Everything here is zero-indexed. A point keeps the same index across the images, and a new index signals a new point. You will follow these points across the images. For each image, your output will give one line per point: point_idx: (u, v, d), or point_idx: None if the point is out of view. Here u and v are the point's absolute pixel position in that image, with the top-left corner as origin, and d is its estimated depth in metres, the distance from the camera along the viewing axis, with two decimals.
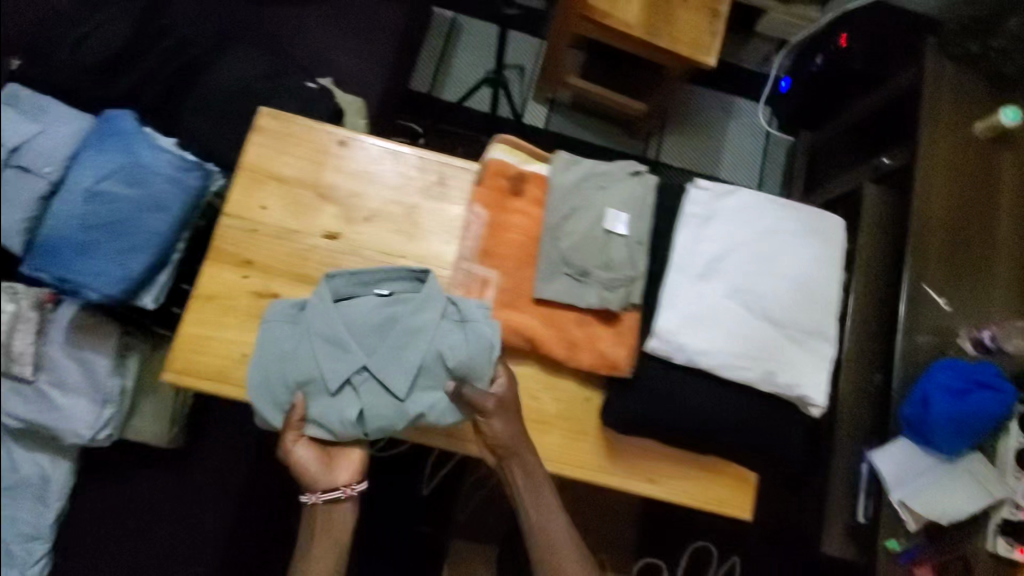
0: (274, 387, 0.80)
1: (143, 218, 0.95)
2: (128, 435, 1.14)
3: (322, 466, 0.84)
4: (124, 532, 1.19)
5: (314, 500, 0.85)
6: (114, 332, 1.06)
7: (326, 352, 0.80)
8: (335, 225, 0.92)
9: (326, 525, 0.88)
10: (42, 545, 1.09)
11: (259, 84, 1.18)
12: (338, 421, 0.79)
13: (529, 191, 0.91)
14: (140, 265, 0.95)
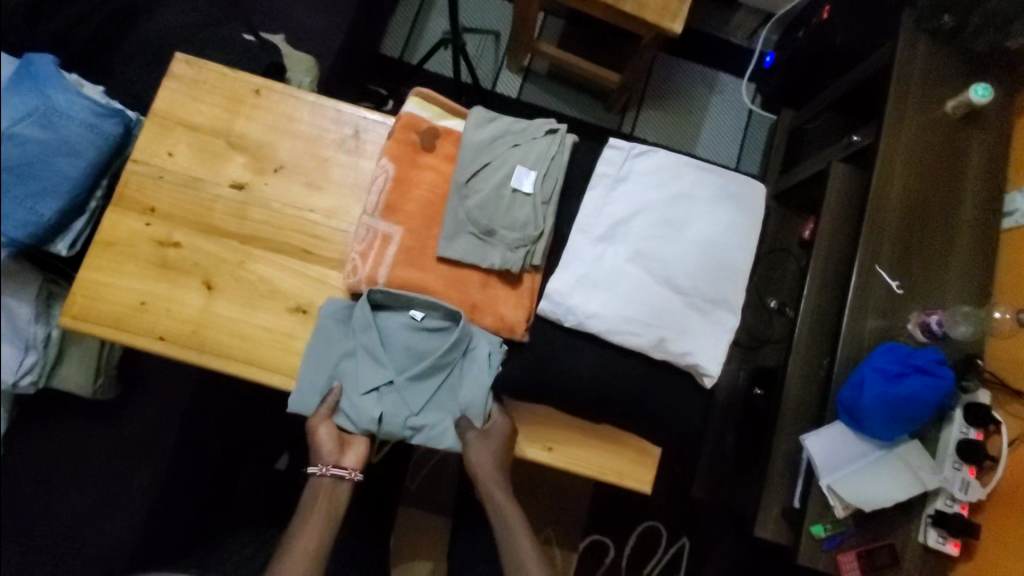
0: (317, 375, 0.82)
1: (55, 162, 0.94)
2: (54, 384, 1.14)
3: (335, 446, 0.82)
4: (57, 479, 1.21)
5: (323, 472, 0.81)
6: (36, 280, 1.04)
7: (369, 355, 0.82)
8: (243, 175, 0.90)
9: (322, 508, 0.82)
10: None
11: (193, 34, 1.14)
12: (357, 420, 0.81)
13: (441, 147, 0.88)
14: (51, 210, 0.94)
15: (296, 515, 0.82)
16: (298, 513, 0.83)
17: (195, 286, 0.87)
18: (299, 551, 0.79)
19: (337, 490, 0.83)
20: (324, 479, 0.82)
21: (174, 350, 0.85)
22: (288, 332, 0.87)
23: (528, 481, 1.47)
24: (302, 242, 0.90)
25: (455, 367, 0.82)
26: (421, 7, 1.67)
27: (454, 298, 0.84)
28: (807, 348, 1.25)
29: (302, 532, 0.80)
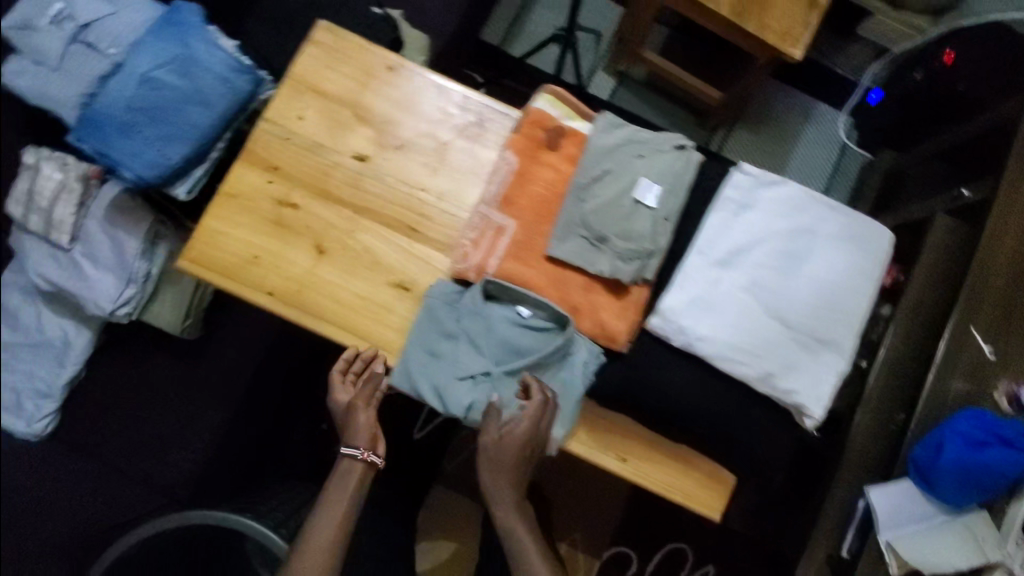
0: (421, 353, 0.84)
1: (186, 110, 0.97)
2: (146, 319, 1.19)
3: (369, 437, 0.90)
4: (131, 406, 1.27)
5: (361, 456, 0.89)
6: (145, 219, 1.10)
7: (470, 343, 0.84)
8: (365, 148, 0.91)
9: (350, 487, 0.89)
10: (50, 403, 1.23)
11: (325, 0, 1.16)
12: (449, 403, 0.82)
13: (565, 147, 0.88)
14: (179, 155, 0.97)
15: (325, 496, 0.88)
16: (326, 493, 0.88)
17: (306, 248, 0.89)
18: (324, 529, 0.85)
19: (366, 473, 0.91)
20: (359, 463, 0.90)
21: (277, 307, 0.88)
22: (387, 308, 0.89)
23: (560, 484, 1.49)
24: (409, 220, 0.90)
25: (550, 370, 0.84)
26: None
27: (555, 299, 0.84)
28: (881, 401, 1.21)
29: (329, 510, 0.86)
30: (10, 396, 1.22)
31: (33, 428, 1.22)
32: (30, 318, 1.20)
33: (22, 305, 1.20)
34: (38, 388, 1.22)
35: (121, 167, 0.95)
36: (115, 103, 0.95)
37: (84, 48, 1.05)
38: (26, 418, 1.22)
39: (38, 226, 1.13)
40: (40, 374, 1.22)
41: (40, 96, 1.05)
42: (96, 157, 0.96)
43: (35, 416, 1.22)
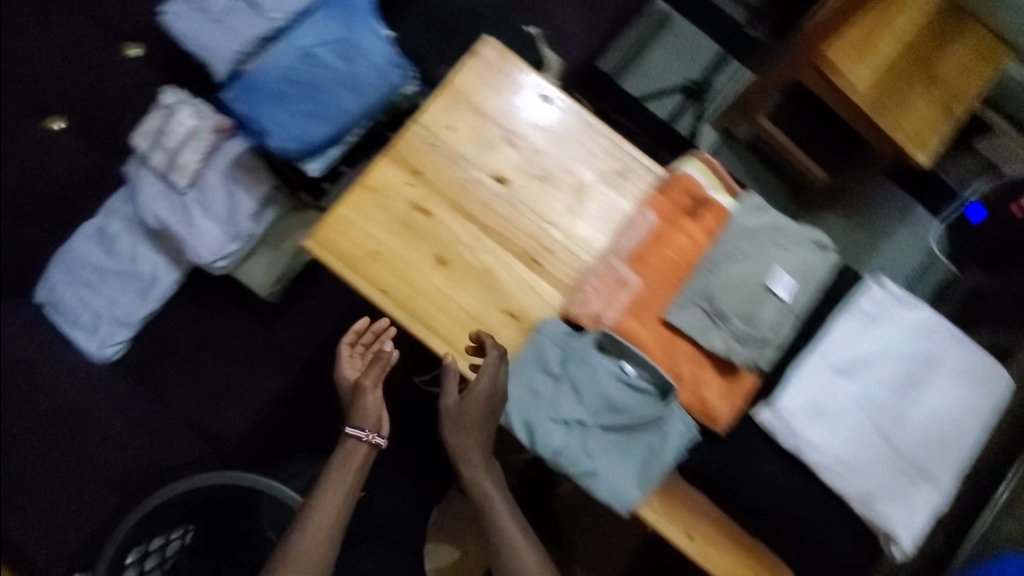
0: (520, 387, 0.85)
1: (339, 93, 0.98)
2: (238, 275, 1.21)
3: (376, 419, 0.90)
4: (197, 354, 1.28)
5: (365, 438, 0.88)
6: (266, 182, 1.13)
7: (571, 389, 0.84)
8: (507, 171, 0.93)
9: (352, 472, 0.87)
10: (124, 332, 1.24)
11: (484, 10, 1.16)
12: (537, 442, 0.82)
13: (704, 217, 0.89)
14: (321, 134, 0.99)
15: (323, 484, 0.85)
16: (326, 480, 0.86)
17: (429, 256, 0.90)
18: (323, 514, 0.82)
19: (366, 458, 0.89)
20: (362, 445, 0.88)
21: (389, 306, 0.88)
22: (495, 333, 0.89)
23: None
24: (533, 251, 0.91)
25: (643, 435, 0.83)
26: (648, 42, 1.65)
27: (663, 364, 0.84)
28: None
29: (330, 496, 0.84)
30: (89, 317, 1.23)
31: (103, 352, 1.23)
32: (127, 247, 1.23)
33: (123, 232, 1.23)
34: (116, 316, 1.23)
35: (267, 134, 0.97)
36: (271, 72, 0.96)
37: (247, 7, 1.05)
38: (99, 340, 1.23)
39: (160, 166, 1.15)
40: (123, 303, 1.24)
41: (197, 45, 1.06)
42: (244, 119, 0.97)
43: (107, 341, 1.23)
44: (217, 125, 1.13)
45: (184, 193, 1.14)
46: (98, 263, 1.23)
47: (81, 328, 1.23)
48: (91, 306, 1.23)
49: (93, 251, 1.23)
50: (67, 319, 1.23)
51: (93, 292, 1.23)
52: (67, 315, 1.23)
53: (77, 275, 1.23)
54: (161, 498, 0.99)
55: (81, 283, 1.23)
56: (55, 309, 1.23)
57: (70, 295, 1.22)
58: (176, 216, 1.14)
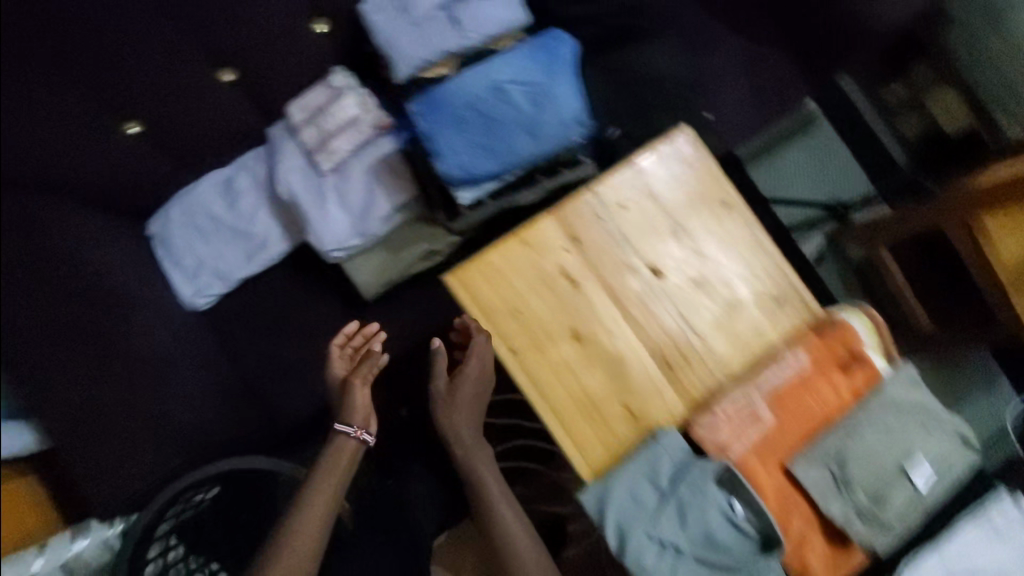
0: (625, 494, 0.81)
1: (518, 135, 0.96)
2: (347, 269, 1.18)
3: (364, 414, 1.07)
4: (277, 327, 1.27)
5: (354, 434, 1.05)
6: (408, 190, 1.12)
7: (675, 512, 0.80)
8: (666, 265, 0.89)
9: (341, 463, 1.03)
10: (220, 286, 1.24)
11: (673, 83, 1.13)
12: (628, 557, 0.78)
13: (855, 376, 0.85)
14: (488, 170, 0.96)
15: (315, 474, 1.01)
16: (319, 472, 1.02)
17: (565, 329, 0.87)
18: (315, 507, 0.98)
19: (355, 451, 1.05)
20: (351, 441, 1.05)
21: (513, 367, 0.86)
22: (610, 426, 0.86)
23: None
24: (671, 355, 0.87)
25: None
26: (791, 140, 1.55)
27: (774, 514, 0.81)
28: None
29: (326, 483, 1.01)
30: (192, 262, 1.23)
31: (198, 300, 1.24)
32: (248, 206, 1.22)
33: (251, 190, 1.23)
34: (217, 269, 1.23)
35: (439, 156, 0.95)
36: (460, 97, 0.95)
37: (446, 20, 1.05)
38: (195, 288, 1.23)
39: (310, 142, 1.14)
40: (228, 258, 1.23)
41: (387, 42, 1.05)
42: (420, 133, 0.95)
43: (205, 291, 1.23)
44: (375, 122, 1.12)
45: (324, 176, 1.13)
46: (217, 213, 1.22)
47: (182, 270, 1.23)
48: (197, 252, 1.22)
49: (214, 199, 1.22)
50: (170, 258, 1.22)
51: (204, 239, 1.23)
52: (172, 254, 1.22)
53: (193, 218, 1.22)
54: (186, 480, 1.08)
55: (194, 227, 1.22)
56: (162, 244, 1.22)
57: (181, 236, 1.22)
58: (308, 195, 1.13)
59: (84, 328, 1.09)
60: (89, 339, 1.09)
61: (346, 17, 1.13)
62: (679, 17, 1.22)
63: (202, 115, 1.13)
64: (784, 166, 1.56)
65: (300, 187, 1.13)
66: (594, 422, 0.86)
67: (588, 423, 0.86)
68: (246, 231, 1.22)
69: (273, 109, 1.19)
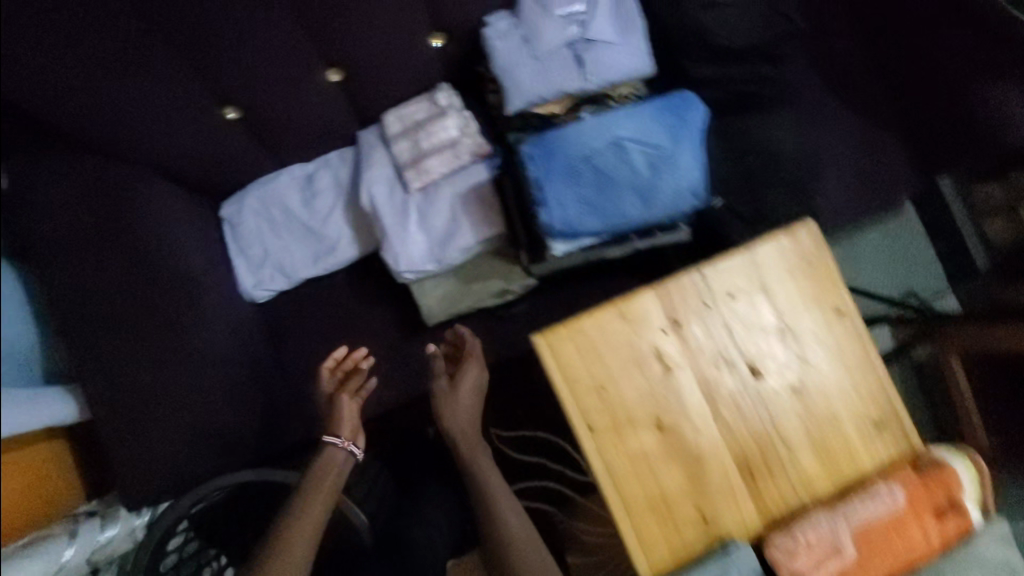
0: None
1: (629, 199, 0.91)
2: (413, 291, 1.14)
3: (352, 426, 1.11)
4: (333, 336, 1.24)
5: (342, 445, 1.08)
6: (495, 225, 1.06)
7: None
8: (768, 369, 0.85)
9: (330, 472, 1.06)
10: (281, 282, 1.21)
11: (797, 160, 1.04)
12: None
13: (947, 524, 0.82)
14: (591, 228, 0.92)
15: (307, 486, 1.03)
16: (308, 485, 1.04)
17: (651, 416, 0.83)
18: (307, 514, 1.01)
19: (344, 461, 1.09)
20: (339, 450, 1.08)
21: (589, 446, 0.81)
22: (678, 527, 0.82)
23: None
24: (757, 465, 0.84)
25: None
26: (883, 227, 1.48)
27: None
28: None
29: (318, 498, 1.03)
30: (260, 254, 1.20)
31: (258, 293, 1.21)
32: (324, 207, 1.19)
33: (331, 191, 1.19)
34: (281, 265, 1.20)
35: (544, 206, 0.90)
36: (577, 148, 0.90)
37: (570, 58, 1.00)
38: (257, 280, 1.20)
39: (401, 156, 1.09)
40: (296, 255, 1.21)
41: (504, 71, 1.00)
42: (528, 178, 0.90)
43: (266, 284, 1.21)
44: (473, 148, 1.07)
45: (410, 194, 1.09)
46: (293, 208, 1.19)
47: (248, 260, 1.20)
48: (267, 244, 1.20)
49: (293, 193, 1.19)
50: (238, 245, 1.20)
51: (275, 232, 1.19)
52: (241, 243, 1.19)
53: (268, 209, 1.19)
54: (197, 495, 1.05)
55: (268, 219, 1.19)
56: (233, 230, 1.19)
57: (253, 225, 1.19)
58: (391, 211, 1.09)
59: (144, 316, 1.06)
60: (147, 329, 1.06)
61: (467, 34, 1.06)
62: (810, 87, 1.13)
63: (298, 110, 1.08)
64: (863, 253, 1.50)
65: (382, 200, 1.08)
66: (661, 518, 0.82)
67: (655, 518, 0.82)
68: (317, 232, 1.19)
69: (369, 114, 1.15)
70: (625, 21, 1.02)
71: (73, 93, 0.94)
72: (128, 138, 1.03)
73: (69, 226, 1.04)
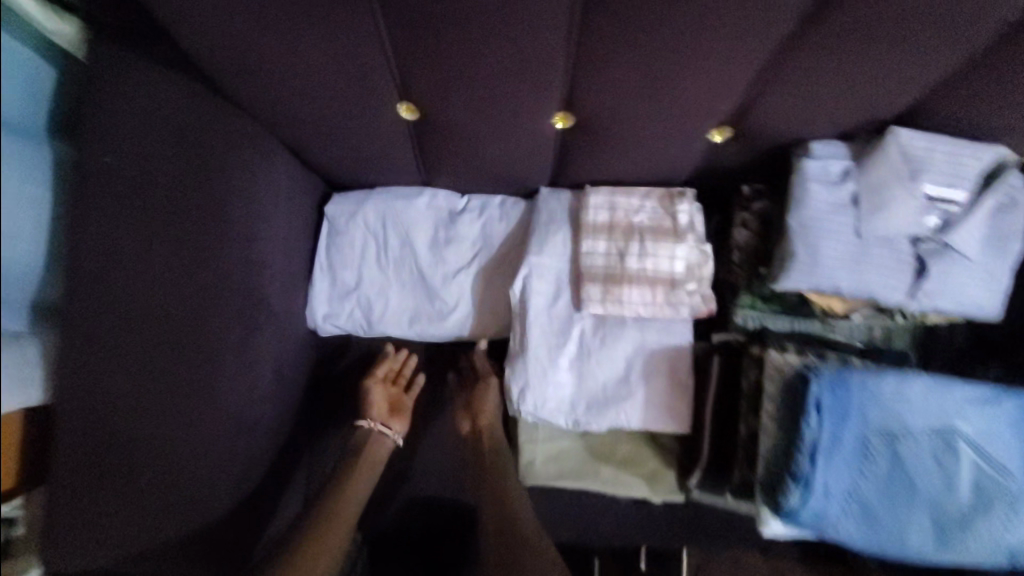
0: None
1: (920, 526, 0.58)
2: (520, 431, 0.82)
3: (387, 412, 0.94)
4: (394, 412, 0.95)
5: (368, 424, 0.91)
6: (675, 418, 0.73)
7: None
8: None
9: (359, 452, 0.90)
10: (357, 323, 0.90)
11: None
12: None
13: None
14: (840, 537, 0.59)
15: None
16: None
17: None
18: None
19: (380, 447, 0.91)
20: (368, 431, 0.91)
21: None
22: None
23: None
24: None
25: None
26: None
27: None
28: None
29: None
30: (351, 281, 0.90)
31: (325, 327, 0.91)
32: (454, 260, 0.88)
33: (474, 246, 0.88)
34: (368, 304, 0.89)
35: (807, 492, 0.56)
36: (886, 418, 0.57)
37: (900, 256, 0.66)
38: (331, 306, 0.90)
39: (593, 263, 0.76)
40: (394, 303, 0.89)
41: (808, 232, 0.66)
42: (801, 437, 0.56)
43: (339, 321, 0.90)
44: (694, 304, 0.73)
45: (578, 315, 0.77)
46: (416, 244, 0.88)
47: (333, 282, 0.90)
48: (365, 273, 0.89)
49: (424, 227, 0.88)
50: (329, 259, 0.90)
51: (382, 262, 0.89)
52: (334, 258, 0.89)
53: (386, 233, 0.88)
54: None
55: (380, 243, 0.89)
56: (331, 236, 0.89)
57: (359, 243, 0.89)
58: (544, 324, 0.77)
59: (183, 331, 0.76)
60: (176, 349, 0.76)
61: (764, 150, 0.73)
62: None
63: (490, 142, 0.77)
64: None
65: (537, 309, 0.77)
66: None
67: None
68: (431, 286, 0.88)
69: (572, 177, 0.83)
70: (1001, 238, 0.67)
71: (207, 14, 0.62)
72: (253, 87, 0.72)
73: (144, 175, 0.75)
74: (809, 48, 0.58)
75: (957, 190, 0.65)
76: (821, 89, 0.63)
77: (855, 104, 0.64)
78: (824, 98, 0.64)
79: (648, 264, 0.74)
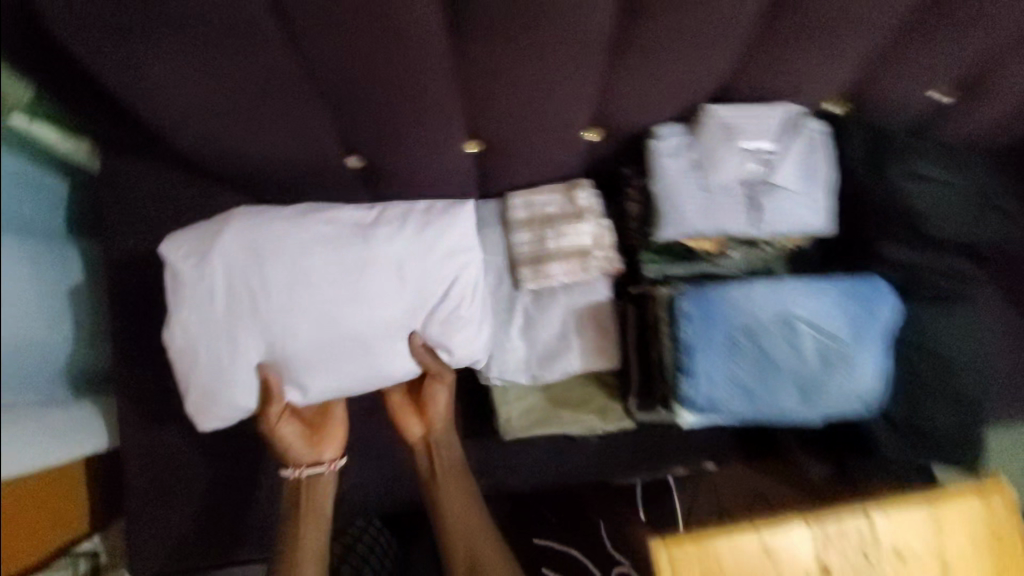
0: None
1: (785, 391, 0.78)
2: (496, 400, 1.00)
3: (308, 443, 0.95)
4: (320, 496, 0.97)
5: (296, 470, 0.95)
6: (610, 354, 0.95)
7: None
8: None
9: (306, 494, 0.95)
10: (246, 397, 0.82)
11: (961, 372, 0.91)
12: None
13: None
14: (731, 411, 0.79)
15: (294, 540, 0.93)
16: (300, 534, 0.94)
17: None
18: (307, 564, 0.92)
19: (325, 482, 0.97)
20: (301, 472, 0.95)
21: None
22: None
23: None
24: None
25: None
26: None
27: None
28: None
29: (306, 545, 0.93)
30: (223, 347, 0.80)
31: (205, 411, 0.82)
32: (350, 287, 0.83)
33: (370, 267, 0.84)
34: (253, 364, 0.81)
35: (692, 380, 0.77)
36: (738, 317, 0.77)
37: (742, 201, 0.87)
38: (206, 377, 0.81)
39: (521, 249, 0.95)
40: (289, 352, 0.82)
41: (669, 193, 0.87)
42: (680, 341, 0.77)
43: (227, 397, 0.82)
44: (607, 267, 0.95)
45: (517, 294, 0.97)
46: (303, 275, 0.82)
47: (195, 351, 0.80)
48: (238, 332, 0.80)
49: (311, 256, 0.82)
50: (180, 318, 0.79)
51: (259, 309, 0.80)
52: (191, 318, 0.80)
53: (260, 272, 0.81)
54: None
55: (252, 285, 0.80)
56: (183, 288, 0.80)
57: (221, 295, 0.80)
58: (493, 305, 0.97)
59: None
60: None
61: (629, 138, 0.93)
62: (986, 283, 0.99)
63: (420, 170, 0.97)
64: None
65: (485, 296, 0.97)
66: None
67: None
68: (328, 321, 0.82)
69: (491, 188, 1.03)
70: (811, 169, 0.89)
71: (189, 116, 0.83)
72: (228, 162, 0.92)
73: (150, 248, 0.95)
74: (629, 58, 0.79)
75: (767, 142, 0.87)
76: (653, 85, 0.83)
77: (684, 93, 0.85)
78: (658, 92, 0.84)
79: (562, 243, 0.94)
